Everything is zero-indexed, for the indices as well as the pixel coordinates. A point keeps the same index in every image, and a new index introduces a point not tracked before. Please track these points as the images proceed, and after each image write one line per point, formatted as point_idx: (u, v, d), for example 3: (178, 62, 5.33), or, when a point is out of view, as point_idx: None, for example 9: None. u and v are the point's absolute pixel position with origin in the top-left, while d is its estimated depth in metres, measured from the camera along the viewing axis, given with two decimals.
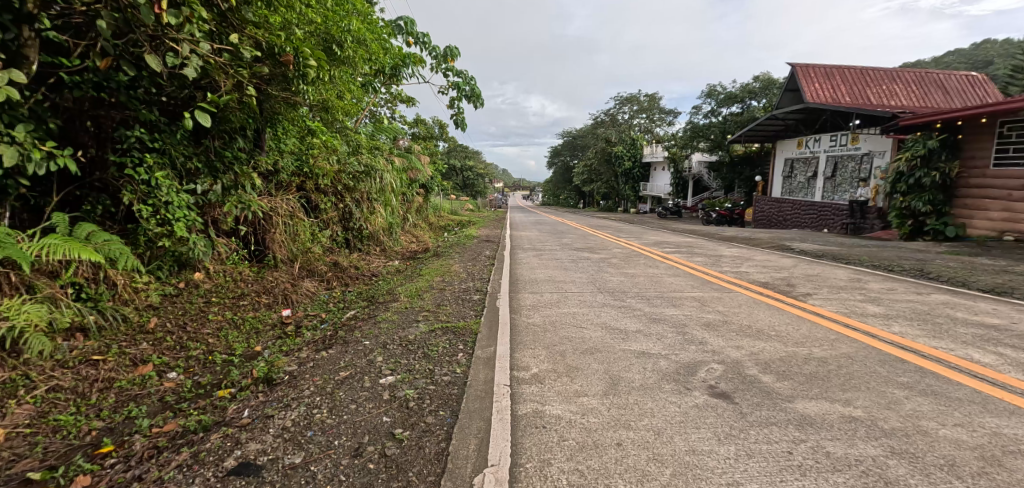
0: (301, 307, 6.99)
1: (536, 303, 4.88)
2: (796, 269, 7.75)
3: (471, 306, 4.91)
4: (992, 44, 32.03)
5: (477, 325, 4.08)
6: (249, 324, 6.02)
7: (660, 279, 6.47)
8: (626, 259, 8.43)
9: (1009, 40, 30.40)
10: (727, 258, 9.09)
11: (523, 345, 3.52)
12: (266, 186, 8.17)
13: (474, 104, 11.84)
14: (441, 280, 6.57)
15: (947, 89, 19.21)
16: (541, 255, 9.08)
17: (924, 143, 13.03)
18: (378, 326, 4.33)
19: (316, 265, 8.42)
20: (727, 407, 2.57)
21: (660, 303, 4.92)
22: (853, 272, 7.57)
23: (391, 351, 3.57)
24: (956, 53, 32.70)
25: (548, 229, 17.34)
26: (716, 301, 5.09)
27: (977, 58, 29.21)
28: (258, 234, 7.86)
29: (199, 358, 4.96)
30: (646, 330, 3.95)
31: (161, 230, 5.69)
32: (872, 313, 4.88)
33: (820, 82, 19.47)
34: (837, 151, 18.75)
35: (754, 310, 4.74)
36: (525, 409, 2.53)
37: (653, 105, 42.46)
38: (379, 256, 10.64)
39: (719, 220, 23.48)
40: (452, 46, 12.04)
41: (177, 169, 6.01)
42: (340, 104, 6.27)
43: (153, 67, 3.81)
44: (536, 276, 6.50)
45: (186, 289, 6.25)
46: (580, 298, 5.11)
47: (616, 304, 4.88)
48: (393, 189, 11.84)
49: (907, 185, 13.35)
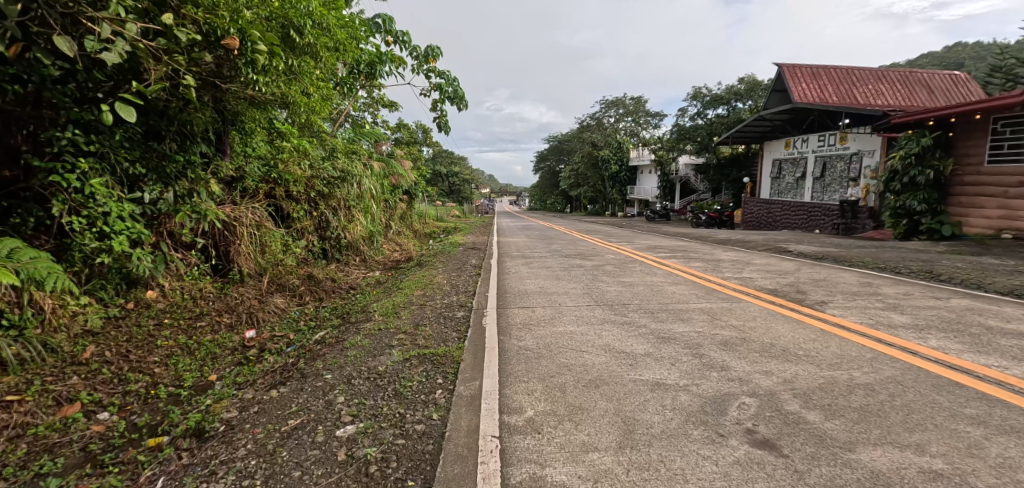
0: (267, 327, 6.34)
1: (527, 320, 4.31)
2: (801, 274, 7.30)
3: (453, 326, 4.31)
4: (964, 47, 32.49)
5: (460, 351, 3.49)
6: (205, 350, 5.40)
7: (660, 288, 5.94)
8: (620, 266, 7.92)
9: (983, 43, 30.83)
10: (727, 262, 8.62)
11: (514, 378, 2.94)
12: (229, 194, 7.48)
13: (457, 106, 11.31)
14: (422, 293, 5.99)
15: (931, 88, 19.17)
16: (531, 263, 8.54)
17: (917, 142, 12.63)
18: (345, 354, 3.72)
19: (287, 278, 7.76)
20: (776, 464, 2.03)
21: (665, 318, 4.39)
22: (862, 276, 7.13)
23: (356, 388, 2.96)
24: (928, 56, 33.25)
25: (537, 235, 16.85)
26: (728, 314, 4.57)
27: (950, 59, 29.65)
28: (219, 246, 7.20)
29: (140, 394, 4.34)
30: (656, 353, 3.40)
31: (99, 245, 4.92)
32: (901, 324, 4.39)
33: (807, 81, 19.26)
34: (825, 151, 18.54)
35: (772, 323, 4.22)
36: (520, 475, 1.96)
37: (639, 108, 42.00)
38: (359, 267, 10.01)
39: (708, 222, 23.17)
40: (433, 46, 11.51)
41: (119, 175, 5.29)
42: (303, 101, 5.68)
43: (64, 51, 3.19)
44: (527, 288, 5.94)
45: (134, 310, 5.69)
46: (576, 314, 4.55)
47: (617, 320, 4.33)
48: (374, 195, 11.23)
49: (901, 184, 12.93)
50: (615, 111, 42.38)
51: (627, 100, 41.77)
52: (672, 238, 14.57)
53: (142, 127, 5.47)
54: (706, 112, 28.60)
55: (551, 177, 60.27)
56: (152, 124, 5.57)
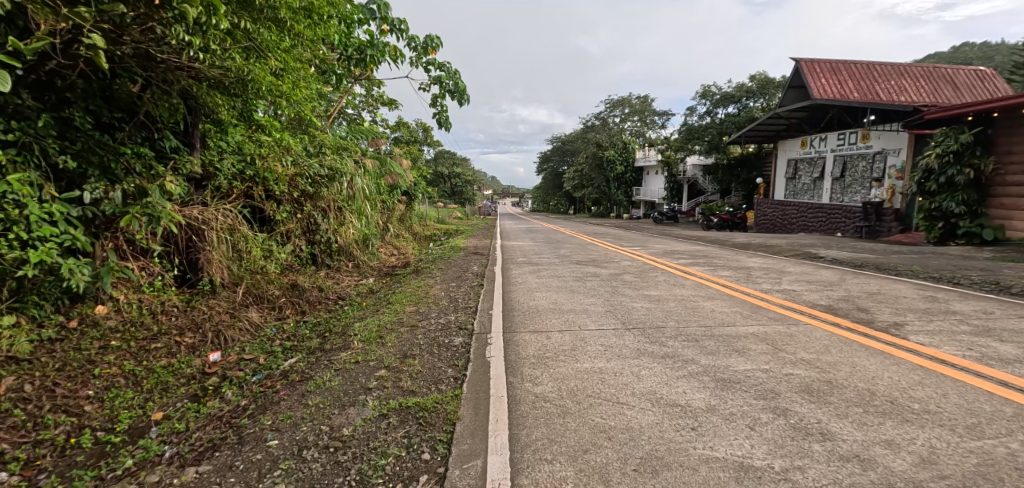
0: (235, 348, 5.48)
1: (542, 351, 3.42)
2: (850, 286, 6.37)
3: (449, 359, 3.43)
4: (971, 46, 31.63)
5: (456, 403, 2.61)
6: (155, 380, 4.58)
7: (696, 305, 5.03)
8: (641, 275, 7.00)
9: (990, 43, 30.07)
10: (758, 271, 7.72)
11: (533, 455, 2.09)
12: (198, 195, 6.60)
13: (458, 101, 10.40)
14: (415, 310, 5.11)
15: (957, 84, 18.16)
16: (539, 271, 7.64)
17: (955, 138, 11.58)
18: (304, 402, 2.84)
19: (266, 289, 6.91)
20: None
21: (715, 349, 3.48)
22: (919, 288, 6.22)
23: (305, 471, 2.09)
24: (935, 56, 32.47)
25: (543, 238, 15.98)
26: (791, 343, 3.66)
27: (960, 57, 28.80)
28: (188, 255, 6.36)
29: (56, 444, 3.52)
30: (722, 406, 2.51)
31: (17, 256, 4.02)
32: (1013, 357, 3.48)
33: (826, 77, 18.24)
34: (846, 150, 17.61)
35: (856, 358, 3.30)
36: None
37: (646, 107, 40.98)
38: (351, 273, 9.19)
39: (720, 225, 22.21)
40: (432, 36, 10.62)
41: (49, 171, 4.41)
42: (269, 78, 4.81)
43: None
44: (537, 304, 5.04)
45: (75, 331, 4.87)
46: (602, 342, 3.64)
47: (656, 352, 3.42)
48: (368, 196, 10.35)
49: (937, 184, 11.96)
50: (621, 110, 41.40)
51: (633, 99, 40.71)
52: (687, 242, 13.65)
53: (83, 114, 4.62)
54: (715, 111, 27.68)
55: (555, 179, 59.46)
56: (93, 111, 4.72)
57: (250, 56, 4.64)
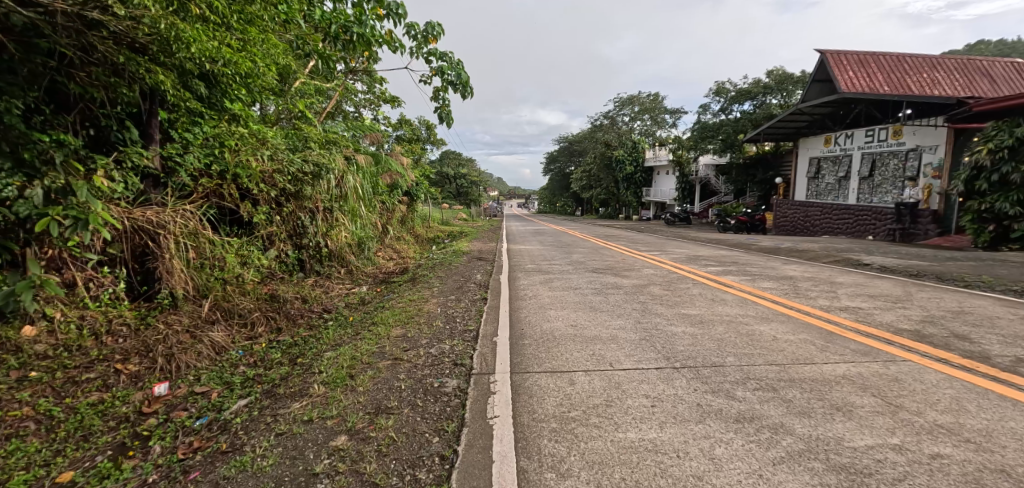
0: (189, 378, 4.56)
1: (566, 409, 2.46)
2: (922, 302, 5.37)
3: (436, 418, 2.48)
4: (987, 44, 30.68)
5: None
6: (74, 425, 3.68)
7: (752, 329, 4.04)
8: (670, 287, 6.03)
9: (1006, 40, 29.09)
10: (804, 281, 6.72)
11: None
12: (155, 194, 5.69)
13: (461, 93, 9.43)
14: (402, 333, 4.17)
15: (994, 77, 16.95)
16: (552, 280, 6.70)
17: (1010, 132, 10.52)
18: None
19: (237, 302, 5.99)
20: None
21: (809, 406, 2.50)
22: (1009, 306, 5.20)
23: None
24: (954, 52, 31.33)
25: (551, 241, 15.09)
26: (906, 397, 2.69)
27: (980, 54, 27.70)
28: (143, 264, 5.49)
29: None
30: None
31: None
32: None
33: (854, 69, 17.05)
34: (874, 147, 16.52)
35: (1018, 428, 2.31)
36: None
37: (656, 105, 38.87)
38: (343, 281, 8.31)
39: (737, 227, 21.11)
40: (433, 22, 9.62)
41: None
42: None
43: None
44: (553, 328, 4.08)
45: None
46: (644, 392, 2.66)
47: (725, 410, 2.44)
48: (363, 196, 9.43)
49: (989, 183, 10.87)
50: (631, 109, 40.27)
51: (643, 96, 39.32)
52: (708, 246, 12.66)
53: (18, 105, 3.62)
54: (730, 108, 26.53)
55: (562, 180, 58.63)
56: (24, 98, 3.70)
57: (183, 20, 4.14)
